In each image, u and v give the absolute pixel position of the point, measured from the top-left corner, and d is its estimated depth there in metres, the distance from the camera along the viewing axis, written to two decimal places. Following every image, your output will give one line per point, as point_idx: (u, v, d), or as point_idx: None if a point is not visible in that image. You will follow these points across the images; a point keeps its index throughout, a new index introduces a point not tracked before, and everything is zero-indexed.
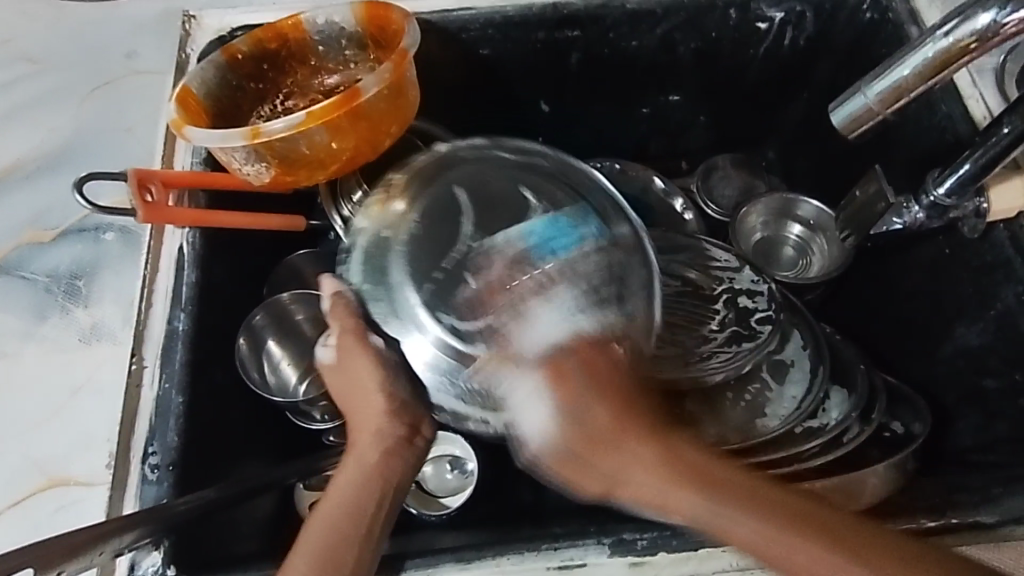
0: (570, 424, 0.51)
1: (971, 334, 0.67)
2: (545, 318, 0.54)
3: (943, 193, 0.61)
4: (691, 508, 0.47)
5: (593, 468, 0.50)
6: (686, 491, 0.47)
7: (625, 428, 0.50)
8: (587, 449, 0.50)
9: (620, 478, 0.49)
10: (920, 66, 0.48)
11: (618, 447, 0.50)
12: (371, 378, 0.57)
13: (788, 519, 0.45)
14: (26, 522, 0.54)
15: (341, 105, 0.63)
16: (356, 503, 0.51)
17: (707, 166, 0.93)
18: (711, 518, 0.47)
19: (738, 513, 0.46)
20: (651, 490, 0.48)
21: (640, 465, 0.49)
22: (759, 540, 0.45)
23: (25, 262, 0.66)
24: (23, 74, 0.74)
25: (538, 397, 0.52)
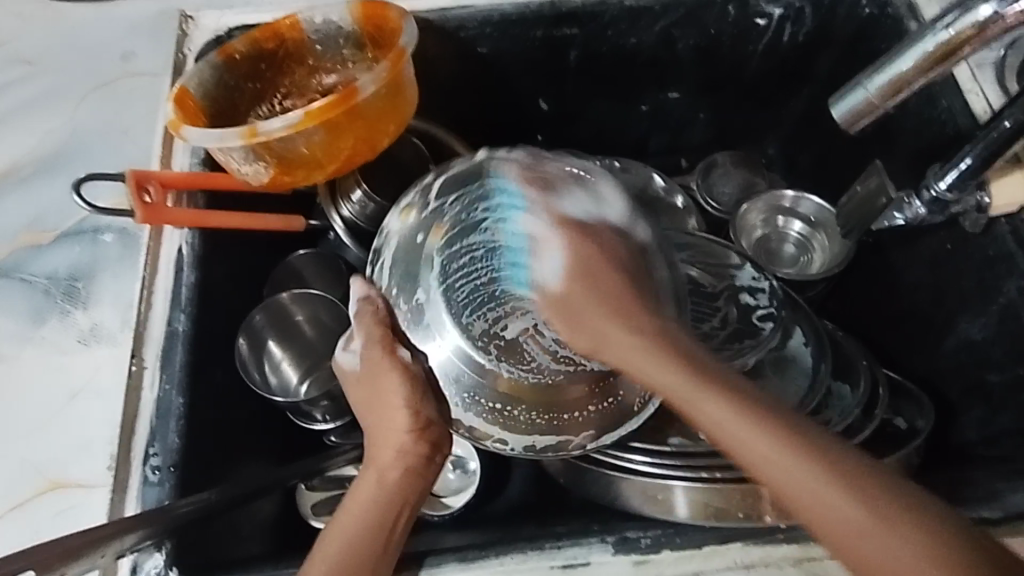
0: (575, 296, 0.55)
1: (973, 328, 0.67)
2: (570, 206, 0.57)
3: (943, 188, 0.59)
4: (672, 381, 0.49)
5: (580, 324, 0.55)
6: (670, 367, 0.50)
7: (615, 301, 0.53)
8: (587, 318, 0.54)
9: (603, 339, 0.53)
10: (921, 58, 0.48)
11: (613, 320, 0.53)
12: (398, 395, 0.55)
13: (764, 418, 0.46)
14: (26, 525, 0.54)
15: (338, 104, 0.62)
16: (374, 518, 0.52)
17: (708, 163, 0.92)
18: (682, 391, 0.48)
19: (714, 394, 0.47)
20: (636, 356, 0.51)
21: (622, 332, 0.52)
22: (725, 420, 0.46)
23: (22, 265, 0.65)
24: (19, 77, 0.74)
25: (551, 259, 0.56)
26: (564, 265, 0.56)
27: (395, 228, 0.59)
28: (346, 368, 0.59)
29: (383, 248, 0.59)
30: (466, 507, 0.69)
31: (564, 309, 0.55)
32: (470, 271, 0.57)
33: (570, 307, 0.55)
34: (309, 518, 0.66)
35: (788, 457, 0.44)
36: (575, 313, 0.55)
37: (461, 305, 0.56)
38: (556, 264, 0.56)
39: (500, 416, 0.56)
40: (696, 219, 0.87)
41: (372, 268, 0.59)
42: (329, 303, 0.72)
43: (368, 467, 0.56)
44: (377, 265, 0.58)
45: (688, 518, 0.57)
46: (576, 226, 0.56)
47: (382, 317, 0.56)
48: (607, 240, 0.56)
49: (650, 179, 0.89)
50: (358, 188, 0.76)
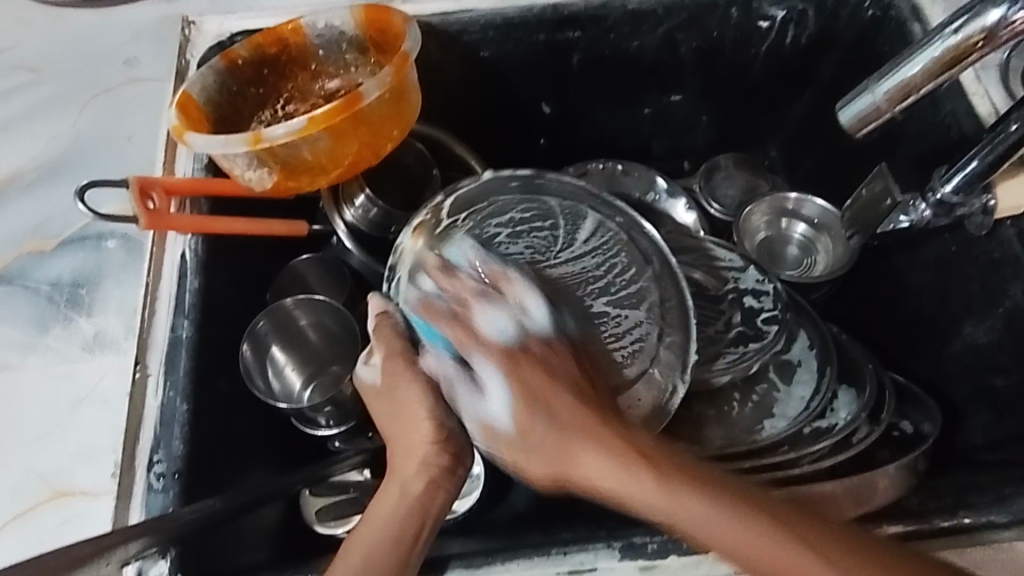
0: (528, 413, 0.51)
1: (979, 332, 0.66)
2: (488, 320, 0.54)
3: (949, 190, 0.59)
4: (684, 507, 0.45)
5: (539, 447, 0.51)
6: (673, 485, 0.46)
7: (578, 419, 0.50)
8: (542, 437, 0.51)
9: (570, 458, 0.50)
10: (929, 65, 0.47)
11: (578, 435, 0.50)
12: (420, 406, 0.56)
13: (745, 511, 0.45)
14: (31, 533, 0.54)
15: (343, 109, 0.62)
16: (395, 533, 0.50)
17: (709, 166, 0.92)
18: (656, 503, 0.46)
19: (690, 496, 0.46)
20: (619, 482, 0.48)
21: (591, 453, 0.49)
22: (703, 519, 0.45)
23: (26, 272, 0.65)
24: (22, 83, 0.74)
25: (495, 379, 0.52)
26: (508, 388, 0.51)
27: (411, 245, 0.63)
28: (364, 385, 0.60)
29: (399, 266, 0.62)
30: (470, 512, 0.70)
31: (514, 440, 0.52)
32: (484, 261, 0.59)
33: (526, 437, 0.51)
34: (314, 524, 0.66)
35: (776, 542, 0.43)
36: (534, 447, 0.51)
37: (463, 290, 0.56)
38: (502, 387, 0.52)
39: (519, 414, 0.53)
40: (698, 222, 0.87)
41: (388, 285, 0.62)
42: (332, 308, 0.71)
43: (389, 479, 0.54)
44: (394, 282, 0.62)
45: None
46: (507, 343, 0.53)
47: (400, 331, 0.59)
48: (551, 336, 0.54)
49: (652, 183, 0.89)
50: (362, 193, 0.76)
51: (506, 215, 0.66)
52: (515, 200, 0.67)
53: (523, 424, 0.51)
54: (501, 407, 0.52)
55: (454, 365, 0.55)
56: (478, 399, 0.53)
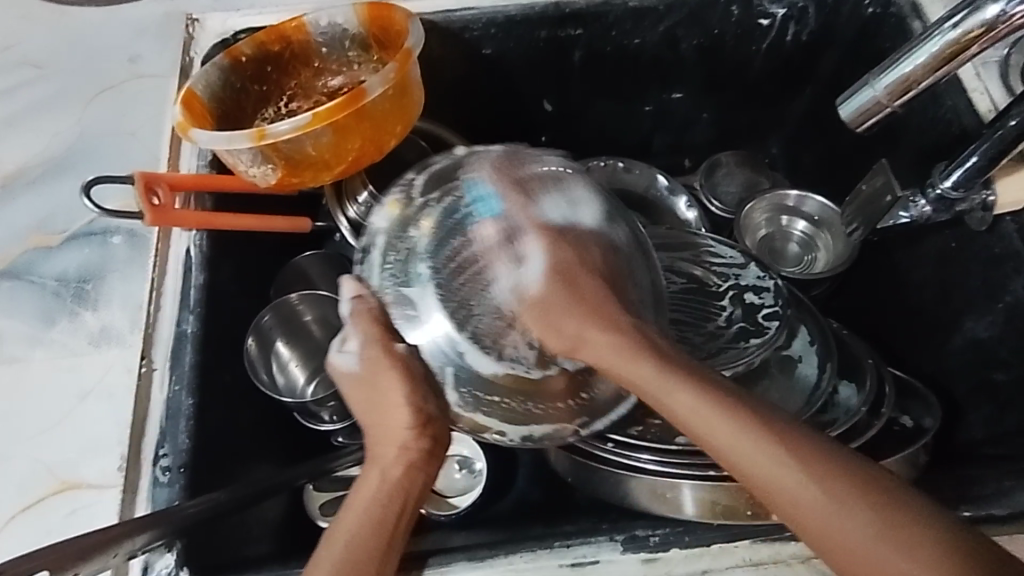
0: (557, 296, 0.56)
1: (980, 327, 0.67)
2: (550, 208, 0.59)
3: (949, 185, 0.60)
4: (687, 405, 0.48)
5: (559, 328, 0.55)
6: (685, 390, 0.49)
7: (600, 312, 0.54)
8: (564, 328, 0.55)
9: (583, 341, 0.54)
10: (930, 59, 0.48)
11: (595, 319, 0.54)
12: (395, 393, 0.55)
13: (743, 418, 0.47)
14: (38, 526, 0.55)
15: (346, 105, 0.63)
16: (376, 519, 0.51)
17: (710, 163, 0.93)
18: (653, 384, 0.50)
19: (690, 391, 0.49)
20: (616, 360, 0.52)
21: (603, 337, 0.53)
22: (695, 411, 0.48)
23: (31, 267, 0.66)
24: (26, 80, 0.75)
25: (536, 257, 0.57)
26: (547, 263, 0.57)
27: (383, 226, 0.62)
28: (342, 369, 0.58)
29: (371, 246, 0.61)
30: (472, 506, 0.69)
31: (536, 306, 0.56)
32: (460, 260, 0.58)
33: (551, 302, 0.56)
34: (315, 518, 0.66)
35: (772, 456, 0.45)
36: (548, 309, 0.55)
37: (445, 290, 0.57)
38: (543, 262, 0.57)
39: (501, 409, 0.57)
40: (699, 219, 0.88)
41: (360, 267, 0.61)
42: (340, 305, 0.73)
43: (370, 464, 0.55)
44: (366, 264, 0.60)
45: (696, 517, 0.57)
46: (554, 228, 0.58)
47: (375, 316, 0.57)
48: (583, 241, 0.58)
49: (653, 180, 0.90)
50: (365, 190, 0.77)
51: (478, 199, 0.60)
52: (483, 175, 0.61)
53: (545, 296, 0.56)
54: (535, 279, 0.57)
55: (502, 229, 0.58)
56: (516, 263, 0.58)
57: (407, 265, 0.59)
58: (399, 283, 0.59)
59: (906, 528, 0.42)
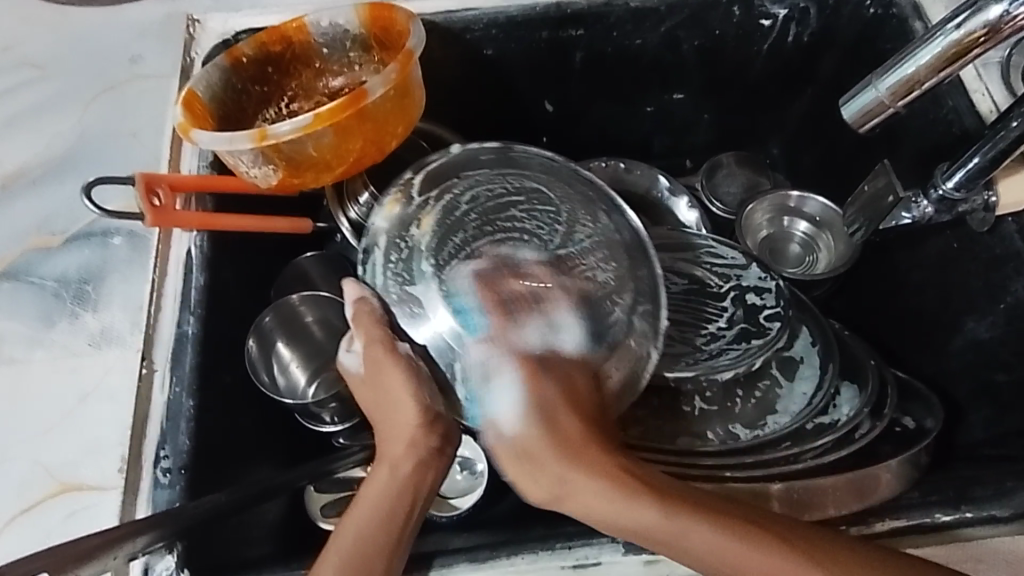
0: (536, 441, 0.50)
1: (981, 328, 0.67)
2: (531, 334, 0.54)
3: (952, 186, 0.60)
4: (695, 536, 0.46)
5: (539, 477, 0.50)
6: (693, 527, 0.46)
7: (586, 450, 0.49)
8: (552, 475, 0.49)
9: (567, 490, 0.49)
10: (933, 60, 0.48)
11: (580, 468, 0.49)
12: (402, 391, 0.55)
13: (754, 534, 0.45)
14: (38, 528, 0.54)
15: (347, 106, 0.63)
16: (385, 515, 0.51)
17: (711, 166, 0.93)
18: (659, 523, 0.46)
19: (698, 521, 0.46)
20: (605, 507, 0.48)
21: (591, 480, 0.48)
22: (707, 542, 0.46)
23: (32, 268, 0.66)
24: (27, 80, 0.74)
25: (516, 389, 0.52)
26: (527, 394, 0.52)
27: (384, 226, 0.61)
28: (350, 370, 0.60)
29: (374, 246, 0.60)
30: (474, 507, 0.70)
31: (517, 449, 0.51)
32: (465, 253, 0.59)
33: (533, 448, 0.50)
34: (316, 519, 0.66)
35: (790, 564, 0.44)
36: (532, 463, 0.50)
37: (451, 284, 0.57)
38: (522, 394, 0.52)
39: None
40: (700, 220, 0.88)
41: (365, 269, 0.60)
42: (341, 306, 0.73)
43: (380, 459, 0.55)
44: (370, 263, 0.60)
45: None
46: (539, 360, 0.53)
47: (377, 316, 0.57)
48: (567, 372, 0.54)
49: (654, 181, 0.89)
50: (365, 191, 0.77)
51: (475, 195, 0.63)
52: (484, 174, 0.64)
53: (522, 444, 0.51)
54: (519, 416, 0.51)
55: (488, 356, 0.54)
56: (496, 401, 0.53)
57: (410, 264, 0.59)
58: (403, 283, 0.58)
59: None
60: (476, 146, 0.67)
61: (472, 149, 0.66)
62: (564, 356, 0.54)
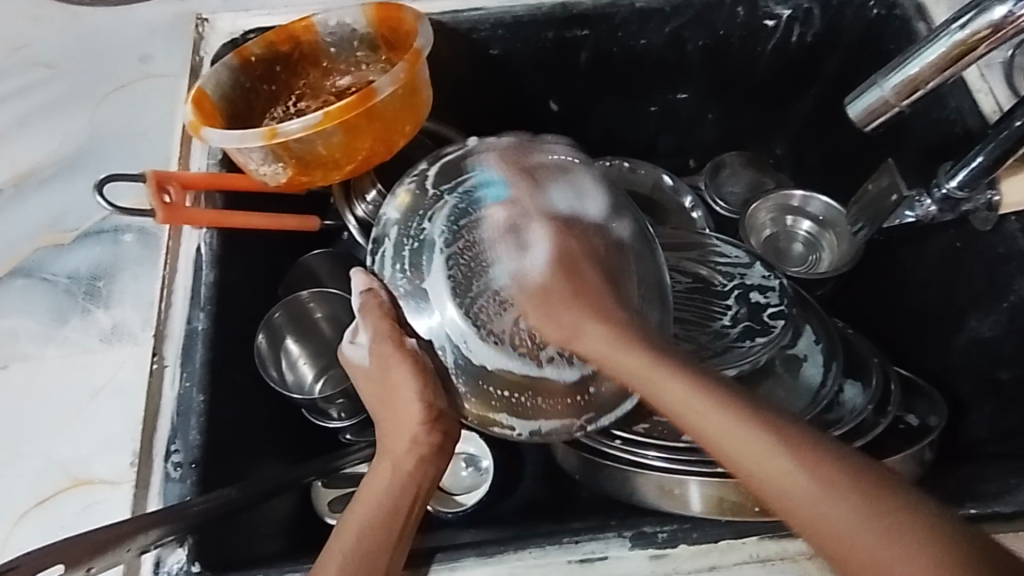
0: (558, 291, 0.56)
1: (984, 326, 0.67)
2: (557, 198, 0.59)
3: (955, 185, 0.60)
4: (705, 414, 0.47)
5: (553, 320, 0.55)
6: (706, 405, 0.47)
7: (602, 306, 0.55)
8: (563, 315, 0.55)
9: (579, 331, 0.54)
10: (937, 60, 0.48)
11: (592, 313, 0.54)
12: (408, 389, 0.56)
13: (736, 415, 0.46)
14: (51, 521, 0.55)
15: (356, 105, 0.63)
16: (388, 510, 0.53)
17: (716, 163, 0.94)
18: (663, 399, 0.49)
19: (688, 389, 0.48)
20: (611, 357, 0.52)
21: (601, 328, 0.54)
22: (692, 407, 0.47)
23: (44, 265, 0.66)
24: (37, 79, 0.75)
25: (541, 249, 0.58)
26: (550, 250, 0.57)
27: (394, 218, 0.61)
28: (354, 362, 0.60)
29: (383, 237, 0.60)
30: (479, 504, 0.70)
31: (536, 295, 0.56)
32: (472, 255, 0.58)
33: (550, 295, 0.56)
34: (324, 514, 0.67)
35: (765, 439, 0.45)
36: (547, 303, 0.56)
37: (460, 285, 0.57)
38: (547, 248, 0.58)
39: (508, 403, 0.57)
40: (705, 219, 0.88)
41: (373, 258, 0.61)
42: (348, 302, 0.73)
43: (381, 456, 0.57)
44: (379, 255, 0.60)
45: (702, 513, 0.57)
46: (562, 220, 0.59)
47: (387, 311, 0.58)
48: (587, 239, 0.59)
49: (659, 180, 0.90)
50: (373, 188, 0.77)
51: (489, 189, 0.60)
52: (500, 169, 0.61)
53: (544, 288, 0.56)
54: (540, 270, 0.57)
55: (512, 219, 0.59)
56: (519, 255, 0.58)
57: (420, 253, 0.59)
58: (412, 277, 0.58)
59: (917, 538, 0.39)
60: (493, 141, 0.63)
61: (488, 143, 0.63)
62: (587, 225, 0.59)
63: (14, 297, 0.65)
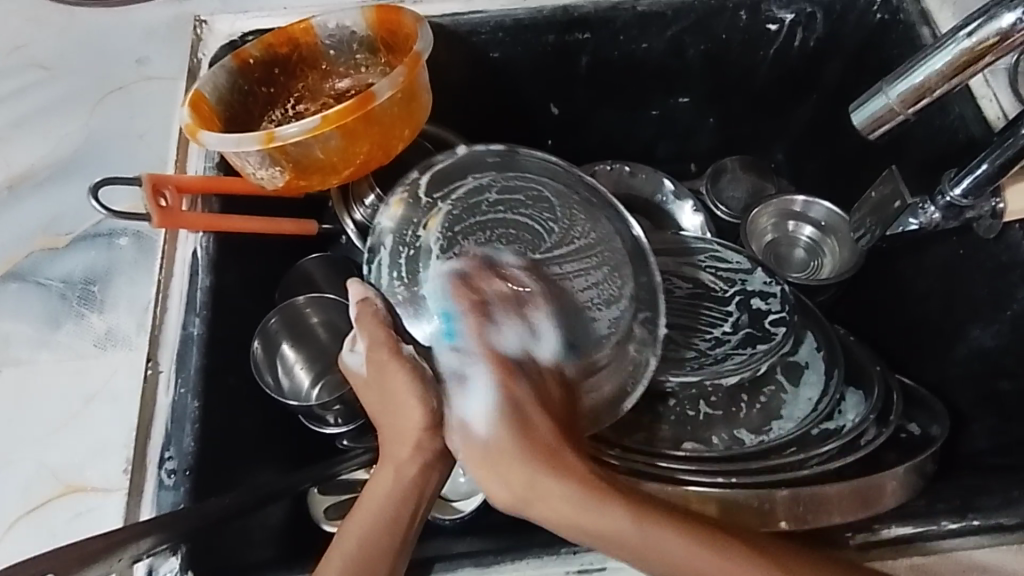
0: (510, 444, 0.50)
1: (986, 336, 0.66)
2: (507, 337, 0.56)
3: (959, 193, 0.60)
4: (690, 555, 0.45)
5: (504, 481, 0.49)
6: (686, 546, 0.45)
7: (558, 455, 0.49)
8: (522, 473, 0.49)
9: (533, 499, 0.48)
10: (943, 68, 0.48)
11: (547, 471, 0.48)
12: (409, 393, 0.54)
13: (716, 547, 0.45)
14: (42, 529, 0.54)
15: (355, 109, 0.63)
16: (388, 518, 0.51)
17: (717, 168, 0.93)
18: (634, 541, 0.46)
19: (655, 530, 0.46)
20: (576, 518, 0.47)
21: (559, 487, 0.48)
22: (660, 551, 0.45)
23: (38, 268, 0.66)
24: (34, 80, 0.75)
25: (485, 394, 0.52)
26: (500, 400, 0.52)
27: (389, 225, 0.67)
28: (353, 366, 0.59)
29: (380, 246, 0.65)
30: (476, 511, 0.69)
31: (487, 455, 0.50)
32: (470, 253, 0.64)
33: (505, 450, 0.50)
34: (320, 522, 0.66)
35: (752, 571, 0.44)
36: (501, 461, 0.49)
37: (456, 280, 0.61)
38: (492, 401, 0.52)
39: None
40: (705, 224, 0.88)
41: (369, 268, 0.65)
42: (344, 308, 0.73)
43: (383, 462, 0.54)
44: (375, 263, 0.65)
45: None
46: (510, 358, 0.55)
47: (380, 318, 0.57)
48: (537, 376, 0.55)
49: (660, 185, 0.89)
50: (371, 193, 0.76)
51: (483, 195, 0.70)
52: (489, 177, 0.70)
53: (490, 447, 0.50)
54: (486, 424, 0.51)
55: (471, 337, 0.56)
56: (463, 399, 0.53)
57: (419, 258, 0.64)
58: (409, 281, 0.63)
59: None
60: (482, 149, 0.72)
61: (478, 151, 0.71)
62: (536, 363, 0.56)
63: (7, 301, 0.64)
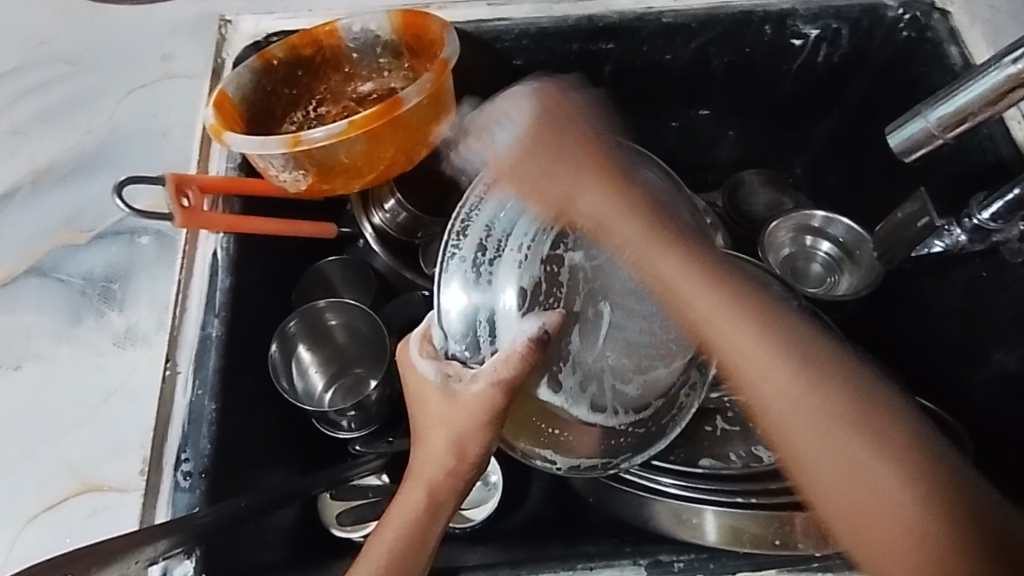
0: (540, 172, 0.60)
1: (1008, 359, 0.65)
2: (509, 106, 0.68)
3: (988, 217, 0.60)
4: (629, 227, 0.56)
5: (546, 187, 0.59)
6: (638, 220, 0.56)
7: (583, 175, 0.59)
8: (535, 147, 0.62)
9: (575, 193, 0.58)
10: (986, 92, 0.47)
11: (584, 179, 0.59)
12: (452, 412, 0.50)
13: (804, 371, 0.46)
14: (59, 528, 0.54)
15: (381, 115, 0.63)
16: (413, 537, 0.50)
17: (735, 180, 0.92)
18: (711, 311, 0.50)
19: (734, 316, 0.49)
20: (616, 217, 0.57)
21: (597, 187, 0.58)
22: (729, 328, 0.49)
23: (59, 264, 0.66)
24: (60, 74, 0.75)
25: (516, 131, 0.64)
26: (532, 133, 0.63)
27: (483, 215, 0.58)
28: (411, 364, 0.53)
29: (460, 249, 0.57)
30: (487, 520, 0.68)
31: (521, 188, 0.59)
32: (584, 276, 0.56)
33: (532, 175, 0.60)
34: (332, 526, 0.65)
35: (838, 428, 0.44)
36: (539, 182, 0.59)
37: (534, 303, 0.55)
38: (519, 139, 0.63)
39: (554, 440, 0.56)
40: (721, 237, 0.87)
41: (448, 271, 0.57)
42: (365, 314, 0.70)
43: (412, 482, 0.51)
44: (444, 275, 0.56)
45: (718, 544, 0.55)
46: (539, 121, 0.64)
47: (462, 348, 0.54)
48: (574, 144, 0.62)
49: None
50: (392, 197, 0.76)
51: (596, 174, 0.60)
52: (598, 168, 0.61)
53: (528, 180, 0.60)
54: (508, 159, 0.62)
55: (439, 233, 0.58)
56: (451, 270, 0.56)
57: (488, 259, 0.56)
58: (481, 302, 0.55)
59: (915, 478, 0.41)
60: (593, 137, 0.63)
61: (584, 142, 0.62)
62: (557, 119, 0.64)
63: (28, 295, 0.64)
